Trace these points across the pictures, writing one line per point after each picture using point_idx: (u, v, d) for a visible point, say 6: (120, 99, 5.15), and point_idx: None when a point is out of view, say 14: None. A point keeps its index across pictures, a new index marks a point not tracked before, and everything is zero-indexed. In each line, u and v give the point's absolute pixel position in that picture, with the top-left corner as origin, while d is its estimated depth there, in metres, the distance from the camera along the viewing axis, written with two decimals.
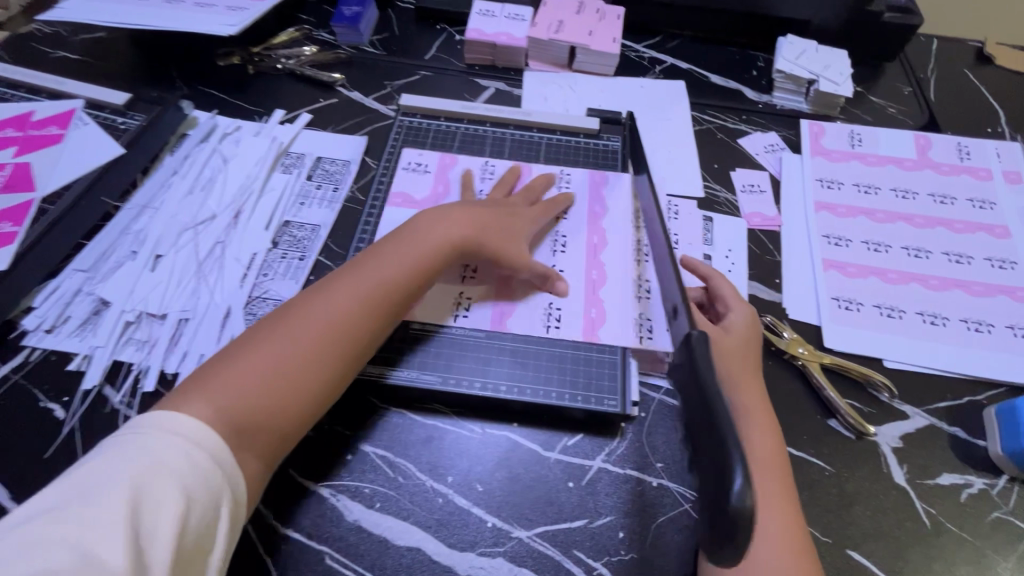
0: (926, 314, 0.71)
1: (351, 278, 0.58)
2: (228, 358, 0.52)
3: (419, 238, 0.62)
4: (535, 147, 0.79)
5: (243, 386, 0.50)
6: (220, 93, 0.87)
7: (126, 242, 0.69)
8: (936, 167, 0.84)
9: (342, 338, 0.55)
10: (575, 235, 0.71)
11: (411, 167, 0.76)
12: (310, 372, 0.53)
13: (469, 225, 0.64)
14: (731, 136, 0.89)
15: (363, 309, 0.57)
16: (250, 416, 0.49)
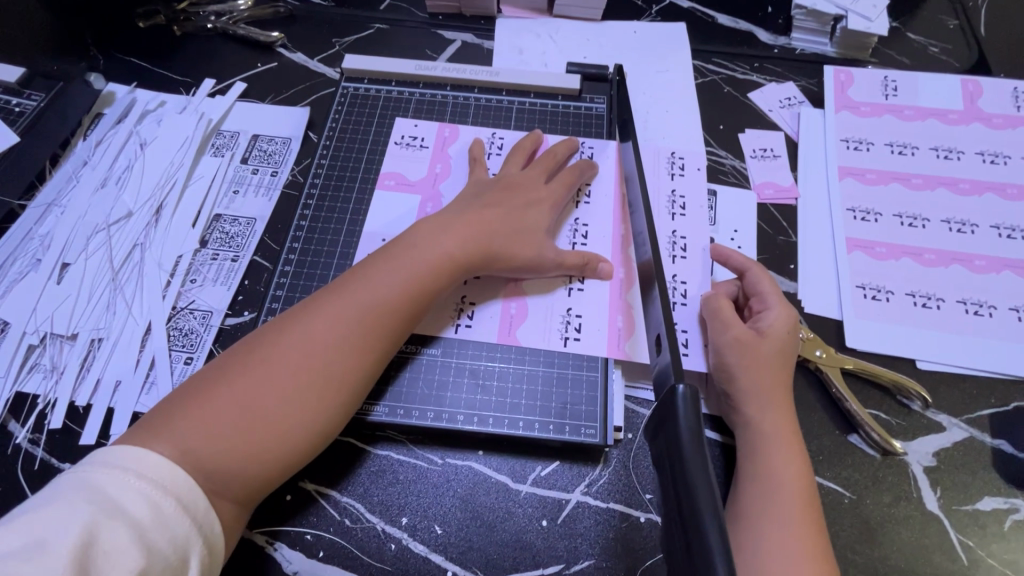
0: (968, 302, 0.60)
1: (354, 290, 0.48)
2: (204, 388, 0.42)
3: (427, 242, 0.51)
4: (505, 113, 0.67)
5: (219, 426, 0.41)
6: (142, 62, 0.74)
7: (29, 249, 0.59)
8: (986, 119, 0.70)
9: (337, 370, 0.44)
10: (597, 222, 0.60)
11: (404, 142, 0.65)
12: (296, 409, 0.43)
13: (480, 222, 0.53)
14: (739, 89, 0.75)
15: (363, 329, 0.46)
16: (220, 465, 0.40)
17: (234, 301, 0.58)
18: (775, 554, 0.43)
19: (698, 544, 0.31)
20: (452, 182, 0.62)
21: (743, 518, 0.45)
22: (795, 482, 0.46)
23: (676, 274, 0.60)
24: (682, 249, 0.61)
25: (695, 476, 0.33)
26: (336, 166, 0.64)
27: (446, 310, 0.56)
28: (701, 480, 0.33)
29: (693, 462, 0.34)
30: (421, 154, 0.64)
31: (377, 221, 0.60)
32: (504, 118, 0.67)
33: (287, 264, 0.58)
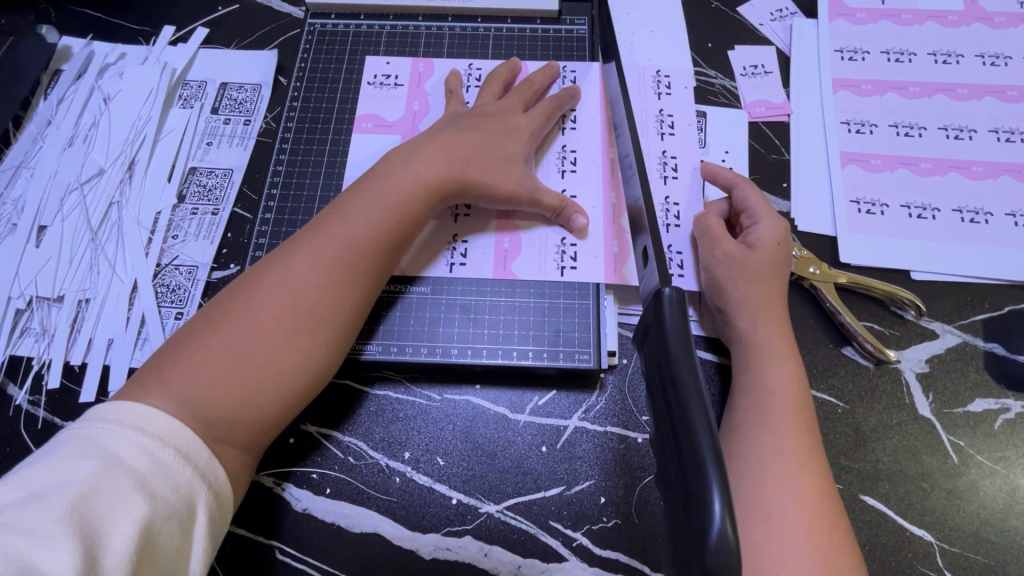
0: (964, 210, 0.59)
1: (333, 227, 0.46)
2: (191, 340, 0.42)
3: (405, 171, 0.50)
4: (479, 41, 0.64)
5: (216, 371, 0.40)
6: (96, 12, 0.70)
7: (3, 213, 0.58)
8: (987, 18, 0.67)
9: (326, 307, 0.44)
10: (585, 149, 0.58)
11: (378, 80, 0.62)
12: (289, 350, 0.42)
13: (455, 152, 0.51)
14: (728, 3, 0.71)
15: (345, 267, 0.45)
16: (221, 410, 0.40)
17: (219, 255, 0.57)
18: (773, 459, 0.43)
19: (689, 454, 0.31)
20: (428, 117, 0.59)
21: (738, 428, 0.46)
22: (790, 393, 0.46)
23: (668, 196, 0.59)
24: (673, 171, 0.60)
25: (687, 389, 0.33)
26: (309, 110, 0.61)
27: (436, 251, 0.55)
28: (692, 394, 0.33)
29: (686, 377, 0.34)
30: (395, 92, 0.61)
31: (358, 164, 0.58)
32: (478, 46, 0.64)
33: (267, 213, 0.57)
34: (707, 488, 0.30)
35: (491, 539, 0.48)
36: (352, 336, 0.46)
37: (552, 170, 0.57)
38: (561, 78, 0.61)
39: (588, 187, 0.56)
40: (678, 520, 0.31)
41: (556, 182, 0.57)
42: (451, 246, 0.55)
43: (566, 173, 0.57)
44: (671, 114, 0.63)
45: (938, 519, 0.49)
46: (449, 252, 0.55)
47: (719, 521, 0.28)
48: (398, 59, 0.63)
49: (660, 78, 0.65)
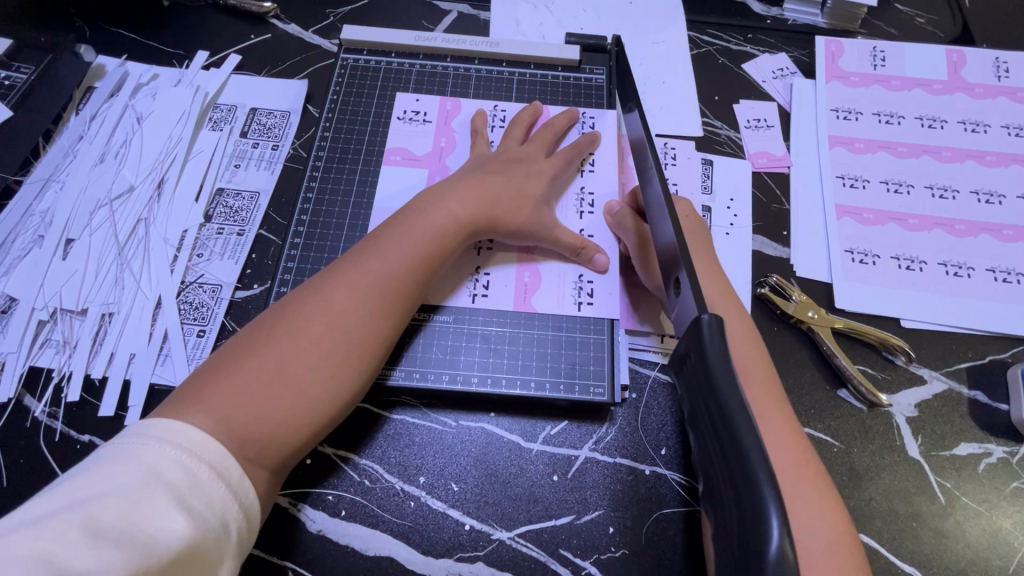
0: (949, 264, 0.63)
1: (370, 258, 0.49)
2: (232, 360, 0.43)
3: (439, 207, 0.53)
4: (504, 83, 0.68)
5: (252, 393, 0.42)
6: (132, 33, 0.72)
7: (31, 225, 0.59)
8: (968, 89, 0.73)
9: (360, 335, 0.46)
10: (602, 191, 0.61)
11: (407, 116, 0.65)
12: (323, 376, 0.44)
13: (481, 191, 0.55)
14: (734, 60, 0.76)
15: (381, 298, 0.48)
16: (256, 432, 0.41)
17: (243, 275, 0.59)
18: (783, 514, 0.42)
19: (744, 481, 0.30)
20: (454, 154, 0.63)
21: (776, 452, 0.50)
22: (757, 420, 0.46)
23: None
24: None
25: (735, 411, 0.32)
26: (339, 140, 0.64)
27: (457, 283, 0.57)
28: (740, 414, 0.32)
29: (729, 394, 0.33)
30: (424, 128, 0.64)
31: (383, 194, 0.60)
32: (502, 87, 0.67)
33: (296, 238, 0.59)
34: (763, 513, 0.28)
35: (503, 566, 0.49)
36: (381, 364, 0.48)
37: (570, 210, 0.60)
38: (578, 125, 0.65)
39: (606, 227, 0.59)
40: (733, 540, 0.30)
41: (573, 220, 0.60)
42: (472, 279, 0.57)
43: (584, 213, 0.60)
44: (677, 183, 0.66)
45: (927, 558, 0.51)
46: (472, 284, 0.57)
47: (776, 537, 0.27)
48: (426, 98, 0.66)
49: (666, 150, 0.68)
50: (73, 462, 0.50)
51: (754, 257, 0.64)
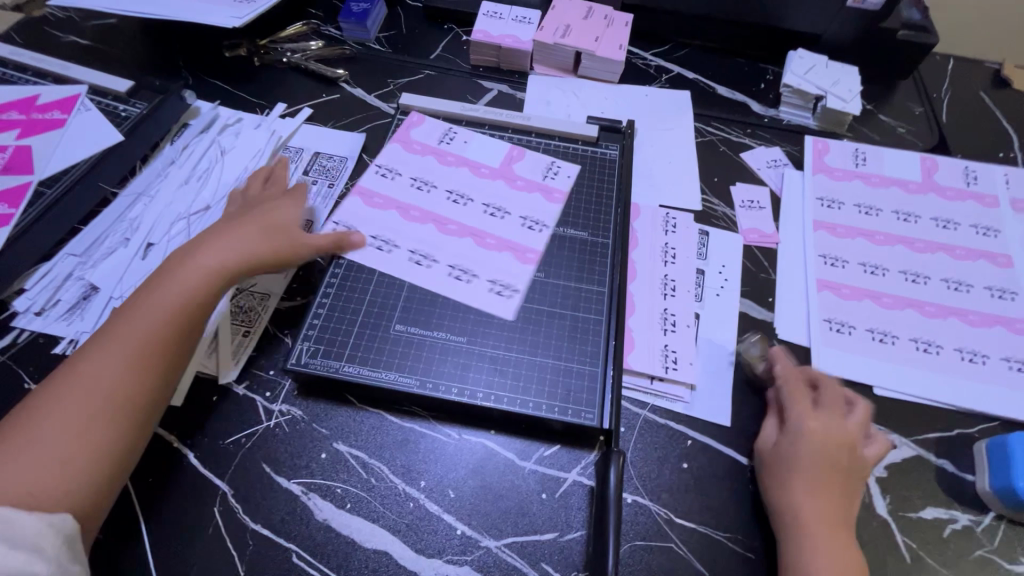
0: (919, 340, 0.69)
1: (136, 320, 0.54)
2: (40, 410, 0.50)
3: (186, 265, 0.58)
4: (541, 172, 0.76)
5: (53, 444, 0.48)
6: (226, 84, 0.87)
7: (119, 229, 0.70)
8: (941, 191, 0.82)
9: (105, 392, 0.51)
10: (493, 255, 0.68)
11: (472, 141, 0.79)
12: (87, 429, 0.49)
13: (219, 262, 0.58)
14: (733, 149, 0.88)
15: (140, 368, 0.53)
16: (77, 473, 0.48)
17: (289, 288, 0.68)
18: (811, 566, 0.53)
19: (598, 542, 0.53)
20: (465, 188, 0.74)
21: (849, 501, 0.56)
22: (825, 513, 0.54)
23: (667, 309, 0.69)
24: (672, 290, 0.71)
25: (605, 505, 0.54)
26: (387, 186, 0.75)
27: (371, 224, 0.70)
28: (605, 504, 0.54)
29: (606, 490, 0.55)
30: (479, 156, 0.77)
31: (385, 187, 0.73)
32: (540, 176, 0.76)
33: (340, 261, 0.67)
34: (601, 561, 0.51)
35: (487, 572, 0.53)
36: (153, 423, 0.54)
37: (461, 244, 0.69)
38: (552, 212, 0.73)
39: (472, 291, 0.65)
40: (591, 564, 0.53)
41: (440, 249, 0.68)
42: (379, 236, 0.69)
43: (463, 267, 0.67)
44: (675, 247, 0.75)
45: None
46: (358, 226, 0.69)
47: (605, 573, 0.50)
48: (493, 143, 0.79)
49: (668, 218, 0.78)
50: None
51: (741, 317, 0.71)
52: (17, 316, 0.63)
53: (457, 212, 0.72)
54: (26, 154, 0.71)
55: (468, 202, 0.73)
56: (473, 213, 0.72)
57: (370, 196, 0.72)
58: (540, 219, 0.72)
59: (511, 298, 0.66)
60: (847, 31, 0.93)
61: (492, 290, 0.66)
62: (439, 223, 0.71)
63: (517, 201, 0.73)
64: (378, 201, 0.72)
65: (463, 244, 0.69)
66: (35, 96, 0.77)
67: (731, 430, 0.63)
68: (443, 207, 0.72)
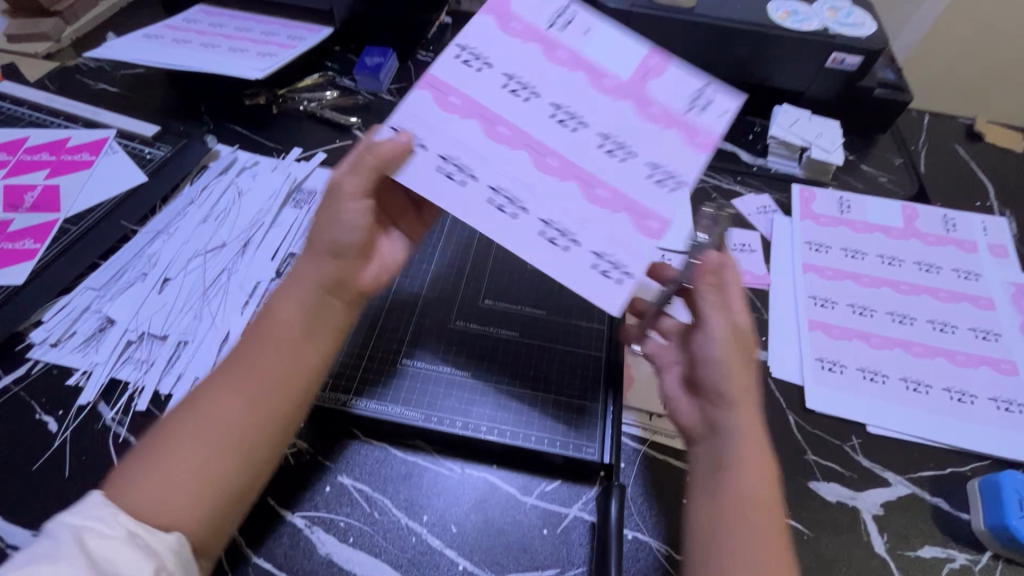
0: (909, 380, 0.71)
1: (253, 351, 0.53)
2: (166, 442, 0.49)
3: (298, 287, 0.56)
4: (676, 105, 0.57)
5: (185, 474, 0.48)
6: (245, 130, 0.92)
7: (137, 265, 0.73)
8: (922, 237, 0.86)
9: (245, 427, 0.50)
10: (639, 182, 0.56)
11: (565, 28, 0.59)
12: (222, 461, 0.49)
13: (331, 281, 0.56)
14: (724, 195, 0.92)
15: (264, 397, 0.52)
16: (199, 512, 0.47)
17: None
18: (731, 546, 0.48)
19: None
20: (602, 107, 0.57)
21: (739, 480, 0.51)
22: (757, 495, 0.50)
23: None
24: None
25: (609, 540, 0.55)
26: None
27: (420, 123, 0.57)
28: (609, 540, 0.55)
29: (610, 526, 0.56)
30: (611, 62, 0.58)
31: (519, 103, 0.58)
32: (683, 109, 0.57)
33: None
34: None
35: None
36: (274, 454, 0.52)
37: (543, 182, 0.56)
38: (694, 161, 0.56)
39: (597, 232, 0.55)
40: None
41: (489, 179, 0.55)
42: (423, 139, 0.57)
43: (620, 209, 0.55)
44: None
45: None
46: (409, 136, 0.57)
47: None
48: (628, 44, 0.59)
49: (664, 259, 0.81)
50: None
51: None
52: (33, 347, 0.65)
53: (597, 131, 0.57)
54: (54, 193, 0.75)
55: (616, 119, 0.57)
56: (640, 132, 0.57)
57: (442, 97, 0.58)
58: (667, 130, 0.57)
59: (649, 230, 0.55)
60: (827, 88, 1.00)
61: (621, 221, 0.55)
62: (581, 158, 0.56)
63: (644, 126, 0.57)
64: (453, 105, 0.58)
65: (586, 172, 0.56)
66: (66, 139, 0.82)
67: None
68: (516, 112, 0.57)
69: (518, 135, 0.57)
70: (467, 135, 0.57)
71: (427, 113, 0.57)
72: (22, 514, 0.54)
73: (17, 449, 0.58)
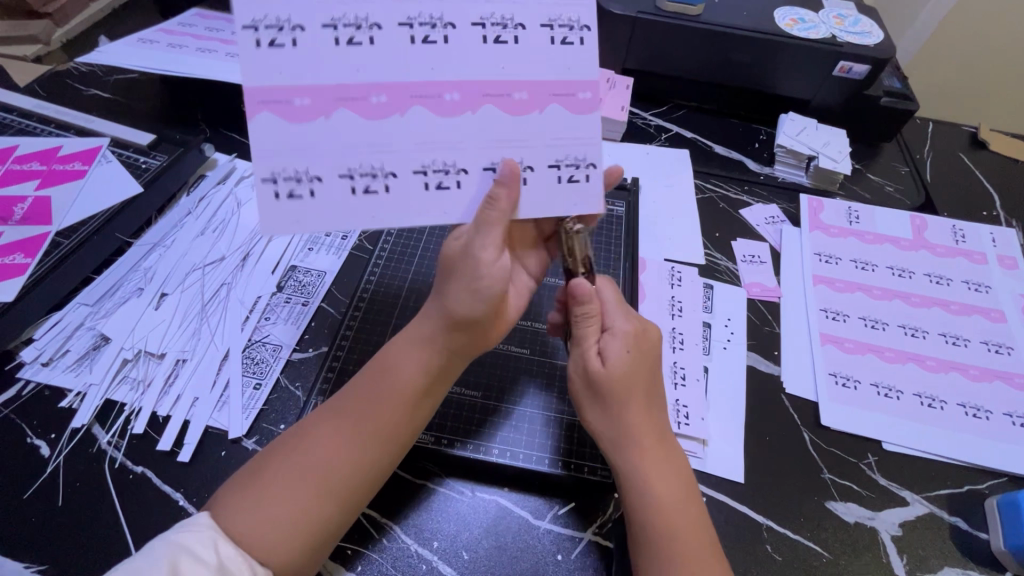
0: (923, 395, 0.70)
1: (366, 391, 0.53)
2: (258, 474, 0.48)
3: (414, 332, 0.55)
4: (549, 40, 0.53)
5: (279, 509, 0.46)
6: (243, 137, 0.90)
7: (133, 279, 0.70)
8: (931, 248, 0.85)
9: (341, 469, 0.49)
10: (564, 130, 0.54)
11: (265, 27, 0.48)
12: (317, 500, 0.48)
13: (454, 339, 0.53)
14: (732, 205, 0.91)
15: (369, 439, 0.51)
16: (290, 554, 0.46)
17: (301, 339, 0.68)
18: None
19: None
20: (508, 57, 0.52)
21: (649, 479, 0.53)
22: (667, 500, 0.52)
23: (677, 361, 0.70)
24: (680, 343, 0.72)
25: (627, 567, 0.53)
26: (401, 238, 0.78)
27: (280, 157, 0.50)
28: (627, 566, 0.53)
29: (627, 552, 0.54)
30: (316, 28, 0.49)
31: (344, 72, 0.50)
32: (547, 46, 0.53)
33: (356, 310, 0.69)
34: None
35: None
36: (365, 498, 0.51)
37: (397, 185, 0.52)
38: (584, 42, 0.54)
39: (541, 193, 0.54)
40: None
41: (406, 163, 0.52)
42: (306, 168, 0.50)
43: (554, 163, 0.54)
44: (682, 300, 0.77)
45: None
46: (293, 175, 0.50)
47: None
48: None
49: (674, 272, 0.80)
50: (126, 490, 0.56)
51: (750, 371, 0.72)
52: (24, 367, 0.63)
53: (503, 87, 0.52)
54: (45, 205, 0.72)
55: (507, 71, 0.52)
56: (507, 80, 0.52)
57: (284, 108, 0.49)
58: (573, 87, 0.54)
59: (585, 184, 0.55)
60: (833, 96, 0.99)
61: (563, 179, 0.55)
62: (478, 109, 0.52)
63: (554, 71, 0.53)
64: (300, 110, 0.49)
65: (499, 129, 0.53)
66: (58, 147, 0.79)
67: (746, 487, 0.62)
68: (424, 70, 0.51)
69: (387, 102, 0.51)
70: (339, 133, 0.50)
71: (273, 138, 0.49)
72: (14, 545, 0.52)
73: (8, 476, 0.56)
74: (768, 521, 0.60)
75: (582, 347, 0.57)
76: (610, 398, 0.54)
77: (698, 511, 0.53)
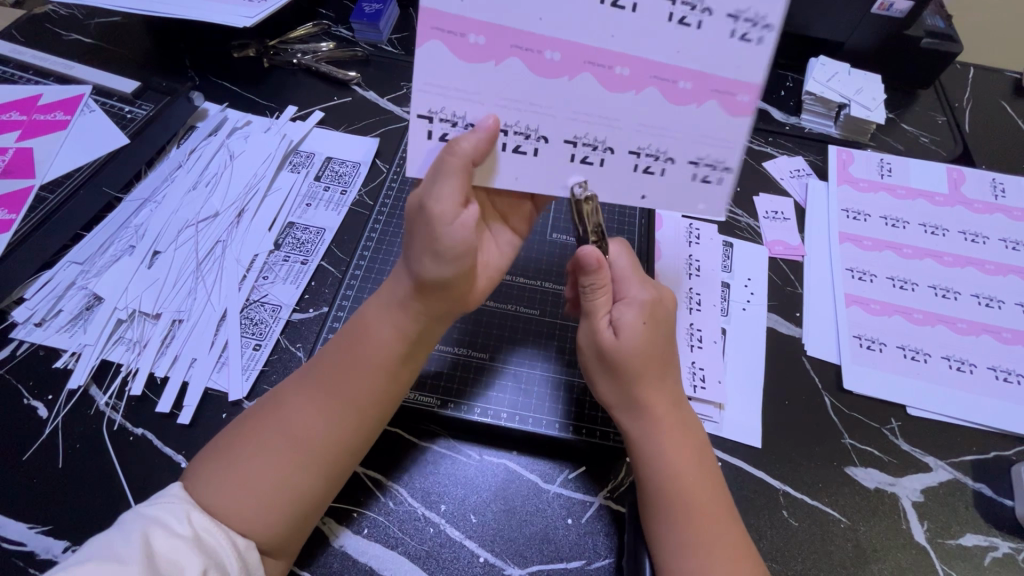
0: (951, 358, 0.67)
1: (338, 360, 0.50)
2: (234, 443, 0.47)
3: (387, 295, 0.51)
4: (729, 33, 0.45)
5: (254, 480, 0.45)
6: (233, 85, 0.84)
7: (125, 236, 0.67)
8: (968, 204, 0.80)
9: (318, 439, 0.47)
10: (634, 105, 0.47)
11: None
12: (295, 471, 0.46)
13: (427, 304, 0.50)
14: (755, 158, 0.85)
15: (344, 409, 0.48)
16: (269, 522, 0.45)
17: (301, 299, 0.65)
18: (689, 550, 0.47)
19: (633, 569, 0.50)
20: None
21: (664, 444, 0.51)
22: (684, 465, 0.50)
23: (693, 323, 0.67)
24: (697, 305, 0.69)
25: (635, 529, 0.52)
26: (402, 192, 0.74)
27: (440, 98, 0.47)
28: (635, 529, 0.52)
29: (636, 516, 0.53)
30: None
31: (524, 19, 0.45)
32: (724, 40, 0.45)
33: (357, 268, 0.66)
34: None
35: None
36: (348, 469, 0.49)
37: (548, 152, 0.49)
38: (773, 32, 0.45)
39: (673, 193, 0.51)
40: None
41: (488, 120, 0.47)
42: (463, 114, 0.47)
43: (694, 159, 0.49)
44: (700, 259, 0.73)
45: None
46: (450, 117, 0.47)
47: None
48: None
49: (692, 228, 0.76)
50: (125, 451, 0.54)
51: (769, 334, 0.68)
52: (17, 327, 0.61)
53: (672, 71, 0.46)
54: (27, 156, 0.68)
55: (680, 54, 0.46)
56: (564, 32, 0.45)
57: (456, 41, 0.45)
58: (736, 85, 0.46)
59: (717, 188, 0.50)
60: (870, 38, 0.91)
61: (697, 179, 0.50)
62: (642, 90, 0.47)
63: (726, 64, 0.46)
64: (472, 48, 0.45)
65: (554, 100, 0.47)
66: (38, 96, 0.74)
67: (762, 452, 0.60)
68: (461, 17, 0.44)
69: (560, 62, 0.46)
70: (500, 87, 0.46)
71: (441, 75, 0.46)
72: (16, 504, 0.51)
73: (7, 437, 0.55)
74: (784, 486, 0.58)
75: (591, 319, 0.53)
76: (622, 372, 0.51)
77: (712, 475, 0.52)
